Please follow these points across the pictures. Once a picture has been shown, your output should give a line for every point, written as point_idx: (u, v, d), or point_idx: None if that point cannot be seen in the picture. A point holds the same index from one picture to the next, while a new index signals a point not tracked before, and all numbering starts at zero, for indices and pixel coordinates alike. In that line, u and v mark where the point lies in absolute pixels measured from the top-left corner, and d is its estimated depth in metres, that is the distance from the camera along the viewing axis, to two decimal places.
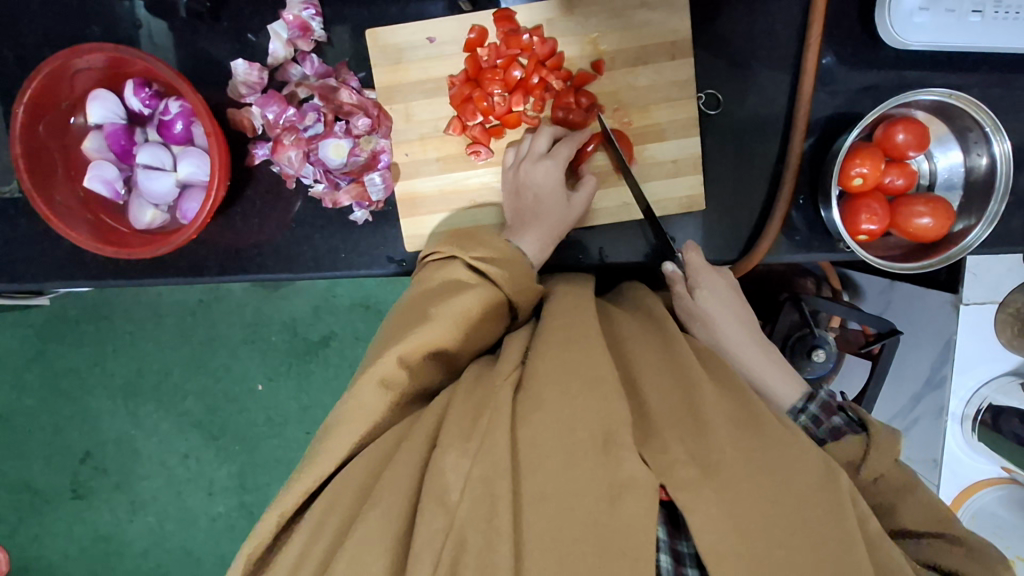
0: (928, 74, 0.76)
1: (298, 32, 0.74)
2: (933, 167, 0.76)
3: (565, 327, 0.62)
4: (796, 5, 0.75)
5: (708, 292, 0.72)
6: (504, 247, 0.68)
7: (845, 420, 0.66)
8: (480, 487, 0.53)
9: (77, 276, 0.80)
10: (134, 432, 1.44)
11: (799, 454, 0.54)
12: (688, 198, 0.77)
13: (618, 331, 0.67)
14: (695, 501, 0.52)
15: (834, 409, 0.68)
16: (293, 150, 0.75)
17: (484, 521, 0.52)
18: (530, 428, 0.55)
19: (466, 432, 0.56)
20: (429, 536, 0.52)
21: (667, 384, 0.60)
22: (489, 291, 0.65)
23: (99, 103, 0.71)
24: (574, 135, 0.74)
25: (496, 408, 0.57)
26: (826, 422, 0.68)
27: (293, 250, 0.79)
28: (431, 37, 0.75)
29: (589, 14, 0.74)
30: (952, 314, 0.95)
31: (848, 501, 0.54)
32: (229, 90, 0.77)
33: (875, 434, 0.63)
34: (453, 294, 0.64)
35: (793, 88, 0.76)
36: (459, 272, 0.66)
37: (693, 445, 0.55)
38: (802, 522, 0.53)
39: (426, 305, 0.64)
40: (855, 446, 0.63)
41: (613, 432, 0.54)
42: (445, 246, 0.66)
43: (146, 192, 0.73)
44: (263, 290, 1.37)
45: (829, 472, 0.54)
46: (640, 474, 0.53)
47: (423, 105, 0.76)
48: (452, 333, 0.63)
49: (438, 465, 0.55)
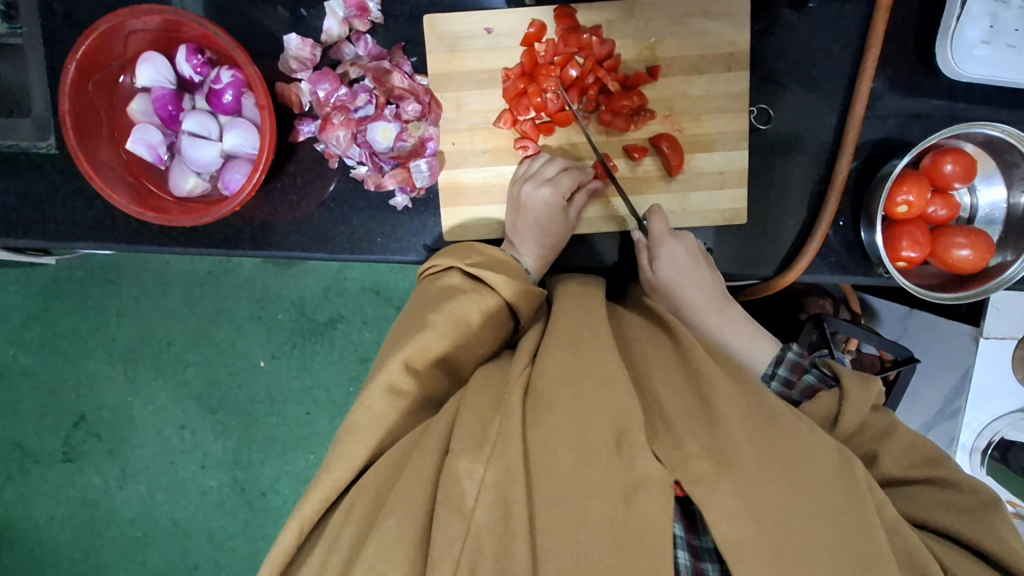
0: (978, 107, 0.76)
1: (356, 11, 0.74)
2: (974, 201, 0.78)
3: (574, 324, 0.62)
4: (855, 27, 0.76)
5: (670, 265, 0.72)
6: (494, 253, 0.72)
7: (817, 376, 0.69)
8: (494, 492, 0.53)
9: (107, 238, 0.79)
10: (132, 399, 1.43)
11: (813, 444, 0.55)
12: (731, 211, 0.78)
13: (626, 331, 0.67)
14: (711, 496, 0.52)
15: (804, 367, 0.71)
16: (342, 130, 0.75)
17: (500, 525, 0.51)
18: (546, 430, 0.54)
19: (478, 440, 0.56)
20: (446, 542, 0.51)
21: (678, 379, 0.60)
22: (487, 297, 0.68)
23: (149, 66, 0.70)
24: (579, 171, 0.75)
25: (507, 412, 0.57)
26: (799, 381, 0.70)
27: (329, 229, 0.78)
28: (489, 28, 0.74)
29: (649, 19, 0.74)
30: (971, 347, 0.96)
31: (864, 487, 0.54)
32: (280, 64, 0.76)
33: (845, 383, 0.66)
34: (448, 299, 0.66)
35: (843, 110, 0.77)
36: (453, 280, 0.69)
37: (707, 440, 0.55)
38: (824, 511, 0.52)
39: (424, 312, 0.66)
40: (831, 402, 0.66)
41: (626, 430, 0.54)
42: (443, 257, 0.70)
43: (190, 159, 0.72)
44: (276, 266, 1.36)
45: (844, 462, 0.55)
46: (655, 472, 0.52)
47: (475, 95, 0.76)
48: (450, 338, 0.65)
49: (451, 470, 0.55)
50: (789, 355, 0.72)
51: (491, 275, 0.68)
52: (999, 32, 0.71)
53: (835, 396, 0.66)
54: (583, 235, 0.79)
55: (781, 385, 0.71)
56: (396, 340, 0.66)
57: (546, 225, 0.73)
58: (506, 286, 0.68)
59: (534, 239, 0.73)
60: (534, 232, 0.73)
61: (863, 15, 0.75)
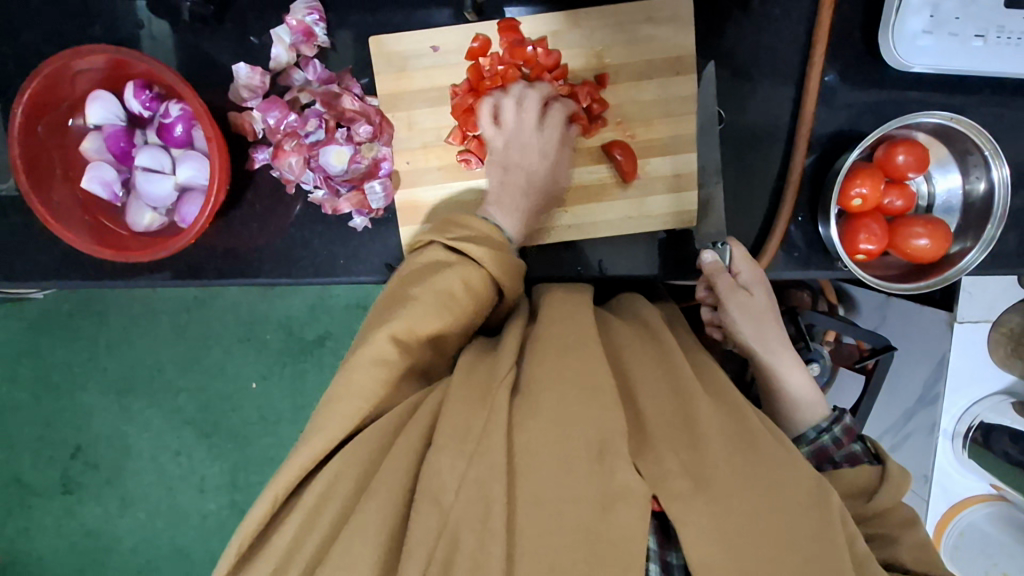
0: (929, 95, 0.77)
1: (302, 37, 0.74)
2: (932, 188, 0.77)
3: (563, 333, 0.61)
4: (801, 23, 0.76)
5: (762, 292, 0.71)
6: (483, 227, 0.67)
7: (862, 448, 0.68)
8: (475, 488, 0.52)
9: (74, 276, 0.80)
10: (126, 427, 1.44)
11: (788, 473, 0.53)
12: (688, 212, 0.77)
13: (615, 340, 0.66)
14: (687, 514, 0.51)
15: (853, 434, 0.69)
16: (293, 156, 0.75)
17: (477, 522, 0.51)
18: (525, 434, 0.54)
19: (463, 433, 0.54)
20: (422, 537, 0.51)
21: (664, 391, 0.60)
22: (472, 269, 0.64)
23: (99, 104, 0.70)
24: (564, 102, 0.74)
25: (492, 408, 0.55)
26: (845, 446, 0.68)
27: (292, 254, 0.79)
28: (435, 46, 0.75)
29: (594, 27, 0.74)
30: (946, 333, 0.96)
31: (837, 520, 0.52)
32: (230, 94, 0.76)
33: (889, 467, 0.65)
34: (434, 273, 0.63)
35: (796, 104, 0.77)
36: (437, 254, 0.66)
37: (687, 458, 0.54)
38: (794, 539, 0.51)
39: (408, 288, 0.63)
40: (872, 476, 0.65)
41: (608, 441, 0.53)
42: (425, 232, 0.67)
43: (145, 195, 0.72)
44: (260, 288, 1.37)
45: (821, 493, 0.53)
46: (634, 486, 0.52)
47: (427, 113, 0.76)
48: (442, 317, 0.62)
49: (432, 466, 0.53)
50: (845, 417, 0.69)
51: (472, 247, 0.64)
52: (941, 21, 0.69)
53: (875, 474, 0.66)
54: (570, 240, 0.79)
55: (829, 441, 0.68)
56: (381, 317, 0.62)
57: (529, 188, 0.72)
58: (490, 259, 0.64)
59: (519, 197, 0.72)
60: (517, 199, 0.71)
61: (808, 11, 0.75)
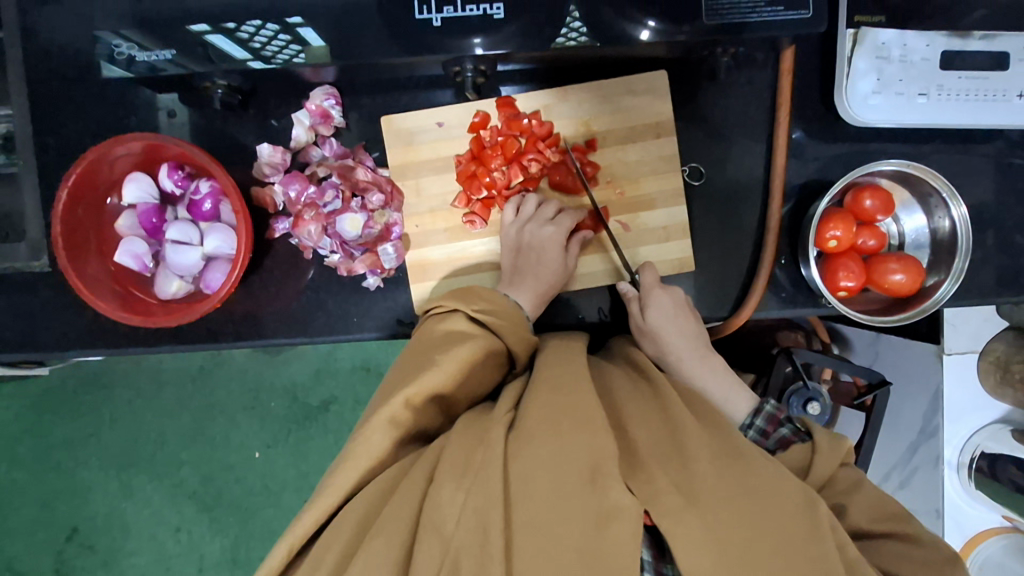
0: (885, 146, 0.85)
1: (320, 118, 0.82)
2: (901, 228, 0.84)
3: (557, 372, 0.64)
4: (766, 89, 0.85)
5: (658, 312, 0.77)
6: (502, 301, 0.72)
7: (790, 429, 0.71)
8: (474, 518, 0.53)
9: (99, 345, 0.84)
10: (125, 504, 1.41)
11: (777, 486, 0.55)
12: (680, 260, 0.84)
13: (608, 381, 0.69)
14: (677, 529, 0.53)
15: (779, 419, 0.73)
16: (313, 224, 0.81)
17: (478, 546, 0.52)
18: (523, 462, 0.55)
19: (461, 467, 0.56)
20: (424, 563, 0.53)
21: (655, 423, 0.61)
22: (494, 342, 0.69)
23: (135, 185, 0.77)
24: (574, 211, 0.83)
25: (488, 444, 0.57)
26: (774, 433, 0.72)
27: (307, 315, 0.83)
28: (440, 121, 0.83)
29: (582, 100, 0.83)
30: (936, 365, 0.99)
31: (827, 530, 0.54)
32: (253, 170, 0.83)
33: (816, 440, 0.68)
34: (457, 343, 0.66)
35: (768, 158, 0.84)
36: (459, 324, 0.69)
37: (677, 477, 0.56)
38: (786, 547, 0.53)
39: (430, 353, 0.66)
40: (802, 453, 0.68)
41: (599, 466, 0.55)
42: (447, 300, 0.70)
43: (173, 265, 0.78)
44: (265, 355, 1.39)
45: (808, 505, 0.55)
46: (625, 502, 0.53)
47: (433, 180, 0.83)
48: (453, 377, 0.65)
49: (434, 499, 0.55)
50: (768, 407, 0.74)
51: (501, 326, 0.69)
52: (886, 83, 0.78)
53: (807, 450, 0.68)
54: (563, 293, 0.85)
55: (758, 434, 0.74)
56: (400, 379, 0.65)
57: (537, 272, 0.78)
58: (513, 334, 0.70)
59: (529, 283, 0.78)
60: (528, 282, 0.78)
61: (771, 78, 0.84)
